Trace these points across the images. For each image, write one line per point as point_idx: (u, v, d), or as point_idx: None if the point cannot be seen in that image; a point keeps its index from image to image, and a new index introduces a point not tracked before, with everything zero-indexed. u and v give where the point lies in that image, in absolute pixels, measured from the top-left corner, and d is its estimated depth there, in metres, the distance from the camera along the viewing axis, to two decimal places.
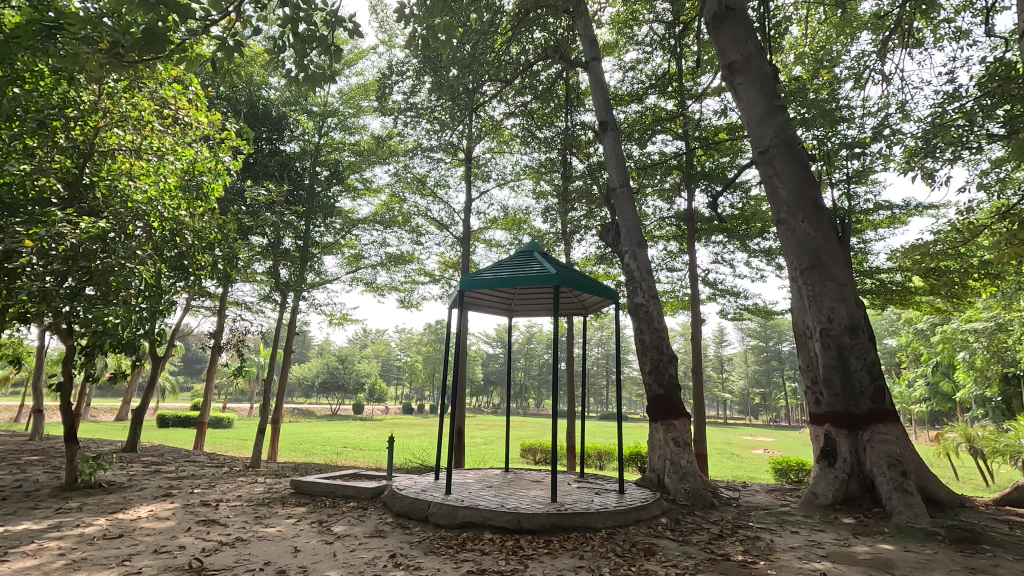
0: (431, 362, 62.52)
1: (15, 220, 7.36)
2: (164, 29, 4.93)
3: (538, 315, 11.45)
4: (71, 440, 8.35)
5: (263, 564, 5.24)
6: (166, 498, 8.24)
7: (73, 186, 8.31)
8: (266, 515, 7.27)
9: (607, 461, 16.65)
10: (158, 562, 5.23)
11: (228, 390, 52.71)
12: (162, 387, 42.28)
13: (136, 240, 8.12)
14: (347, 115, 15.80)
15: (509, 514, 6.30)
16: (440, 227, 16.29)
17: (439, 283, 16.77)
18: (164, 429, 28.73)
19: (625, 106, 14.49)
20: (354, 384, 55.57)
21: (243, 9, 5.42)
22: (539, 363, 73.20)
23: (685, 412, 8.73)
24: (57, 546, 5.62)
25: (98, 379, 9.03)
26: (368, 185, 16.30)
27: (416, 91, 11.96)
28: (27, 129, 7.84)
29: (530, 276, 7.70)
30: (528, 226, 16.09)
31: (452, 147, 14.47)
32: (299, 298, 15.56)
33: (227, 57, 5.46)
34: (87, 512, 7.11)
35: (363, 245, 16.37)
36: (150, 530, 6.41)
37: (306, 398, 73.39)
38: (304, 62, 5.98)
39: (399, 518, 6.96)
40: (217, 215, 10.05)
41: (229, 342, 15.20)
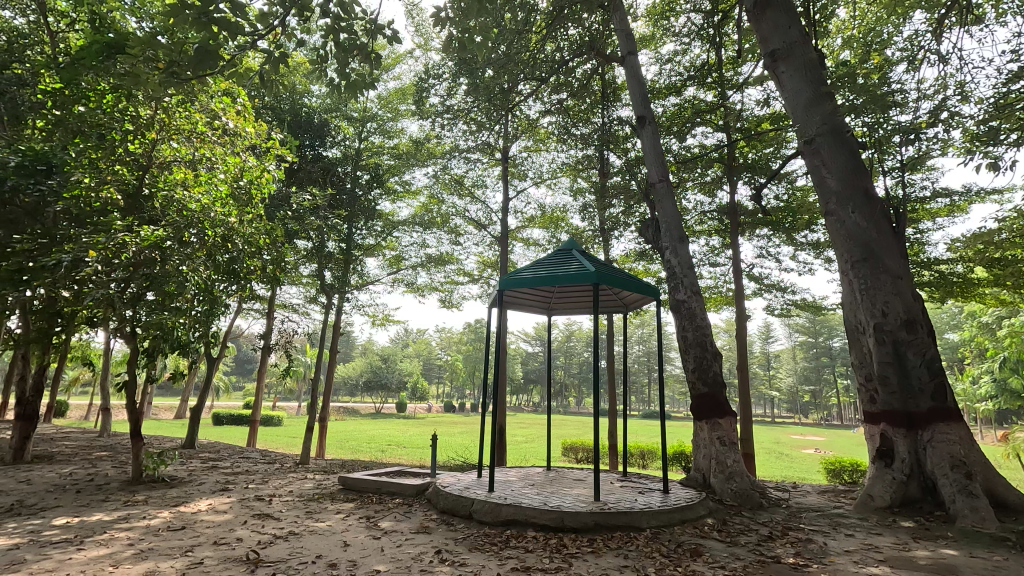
0: (471, 362, 62.86)
1: (84, 230, 8.11)
2: (216, 46, 5.19)
3: (578, 313, 11.40)
4: (137, 437, 8.84)
5: (315, 557, 5.43)
6: (224, 492, 8.65)
7: (134, 198, 8.85)
8: (316, 510, 7.52)
9: (651, 460, 16.41)
10: (219, 553, 5.49)
11: (276, 390, 54.47)
12: (216, 387, 44.28)
13: (191, 247, 8.59)
14: (386, 119, 16.11)
15: (553, 512, 6.31)
16: (478, 227, 16.39)
17: (478, 283, 16.92)
18: (217, 427, 29.95)
19: (663, 99, 14.27)
20: (396, 383, 56.77)
21: (288, 23, 5.61)
22: (580, 361, 72.55)
23: (731, 411, 8.49)
24: (127, 537, 5.97)
25: (159, 379, 9.50)
26: (407, 188, 16.57)
27: (453, 93, 11.95)
28: (92, 144, 8.50)
29: (570, 274, 7.67)
30: (566, 223, 16.04)
31: (489, 147, 14.50)
32: (343, 300, 15.97)
33: (275, 68, 5.70)
34: (152, 505, 7.52)
35: (404, 246, 16.68)
36: (210, 522, 6.73)
37: (351, 397, 75.24)
38: (346, 70, 6.15)
39: (444, 514, 7.07)
40: (265, 221, 10.30)
41: (278, 343, 15.77)
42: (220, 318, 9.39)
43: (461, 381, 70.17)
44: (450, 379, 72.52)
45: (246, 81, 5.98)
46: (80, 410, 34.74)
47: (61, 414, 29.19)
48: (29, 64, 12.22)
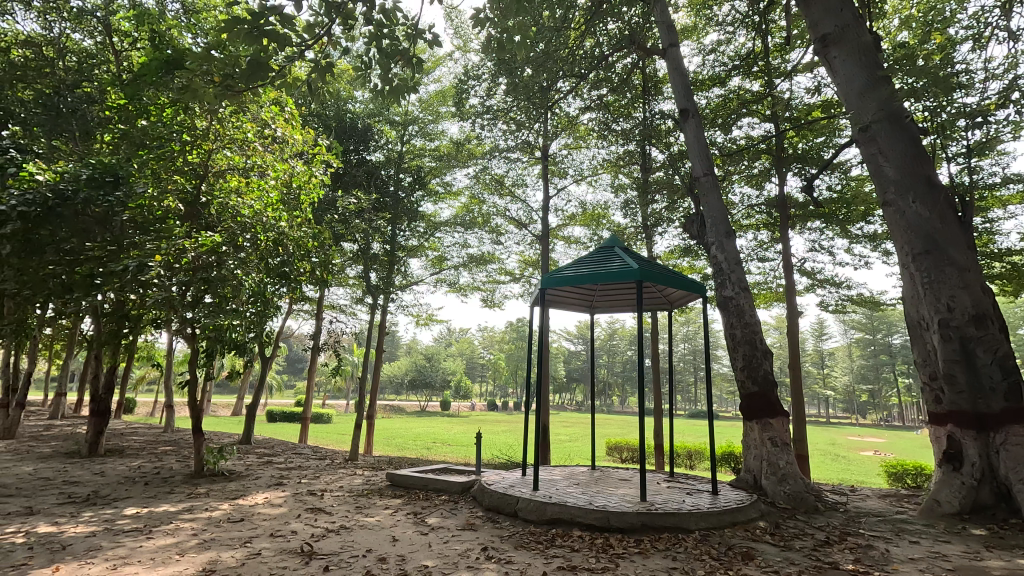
0: (514, 360, 63.06)
1: (148, 237, 8.61)
2: (266, 58, 5.41)
3: (621, 312, 11.28)
4: (199, 433, 9.31)
5: (365, 551, 5.57)
6: (279, 486, 9.00)
7: (192, 206, 9.32)
8: (366, 505, 7.73)
9: (699, 460, 16.05)
10: (275, 545, 5.71)
11: (326, 388, 56.19)
12: (270, 386, 46.07)
13: (244, 251, 8.99)
14: (427, 121, 16.35)
15: (598, 511, 6.27)
16: (519, 226, 16.42)
17: (520, 282, 16.96)
18: (271, 424, 31.17)
19: (707, 91, 13.91)
20: (441, 381, 57.58)
21: (333, 33, 5.79)
22: (623, 360, 71.64)
23: (783, 410, 8.21)
24: (191, 527, 6.30)
25: (217, 378, 9.97)
26: (448, 189, 16.77)
27: (492, 93, 11.99)
28: (154, 155, 9.02)
29: (612, 271, 7.59)
30: (608, 220, 15.87)
31: (528, 145, 14.50)
32: (388, 301, 16.32)
33: (321, 77, 5.89)
34: (213, 498, 7.91)
35: (446, 247, 16.90)
36: (266, 515, 7.02)
37: (396, 395, 76.81)
38: (389, 75, 6.27)
39: (490, 512, 7.13)
40: (313, 225, 10.65)
41: (327, 342, 16.26)
42: (273, 319, 9.77)
43: (504, 380, 70.46)
44: (493, 377, 73.06)
45: (294, 91, 6.18)
46: (146, 407, 36.85)
47: (130, 410, 31.10)
48: (97, 83, 13.06)
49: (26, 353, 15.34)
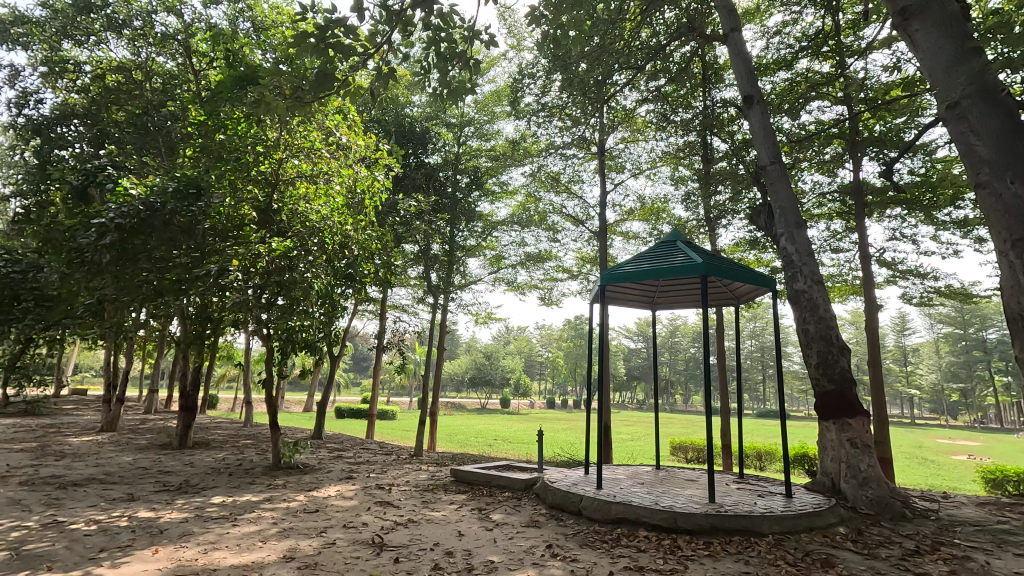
0: (573, 358, 62.68)
1: (227, 243, 9.19)
2: (332, 69, 5.68)
3: (684, 307, 10.98)
4: (275, 428, 9.83)
5: (433, 544, 5.71)
6: (349, 480, 9.37)
7: (265, 213, 9.82)
8: (432, 500, 7.92)
9: (769, 462, 15.38)
10: (348, 535, 5.96)
11: (389, 386, 57.97)
12: (337, 383, 48.02)
13: (313, 255, 9.40)
14: (483, 122, 16.50)
15: (665, 512, 6.13)
16: (576, 223, 16.29)
17: (578, 279, 16.83)
18: (340, 421, 32.51)
19: (772, 75, 13.29)
20: (500, 379, 58.06)
21: (394, 41, 5.98)
22: (686, 357, 69.66)
23: (864, 410, 7.73)
24: (271, 516, 6.68)
25: (291, 375, 10.49)
26: (505, 188, 16.88)
27: (547, 90, 11.95)
28: (231, 167, 9.61)
29: (674, 266, 7.40)
30: (668, 214, 15.46)
31: (585, 141, 14.35)
32: (448, 300, 16.63)
33: (383, 83, 6.09)
34: (290, 489, 8.34)
35: (504, 246, 17.03)
36: (339, 507, 7.33)
37: (456, 392, 78.18)
38: (447, 77, 6.38)
39: (553, 510, 7.12)
40: (376, 227, 11.00)
41: (390, 341, 16.76)
42: (340, 320, 10.17)
43: (563, 378, 70.16)
44: (552, 375, 72.97)
45: (358, 99, 6.42)
46: (227, 403, 39.32)
47: (214, 405, 33.32)
48: (179, 101, 14.07)
49: (124, 353, 16.74)
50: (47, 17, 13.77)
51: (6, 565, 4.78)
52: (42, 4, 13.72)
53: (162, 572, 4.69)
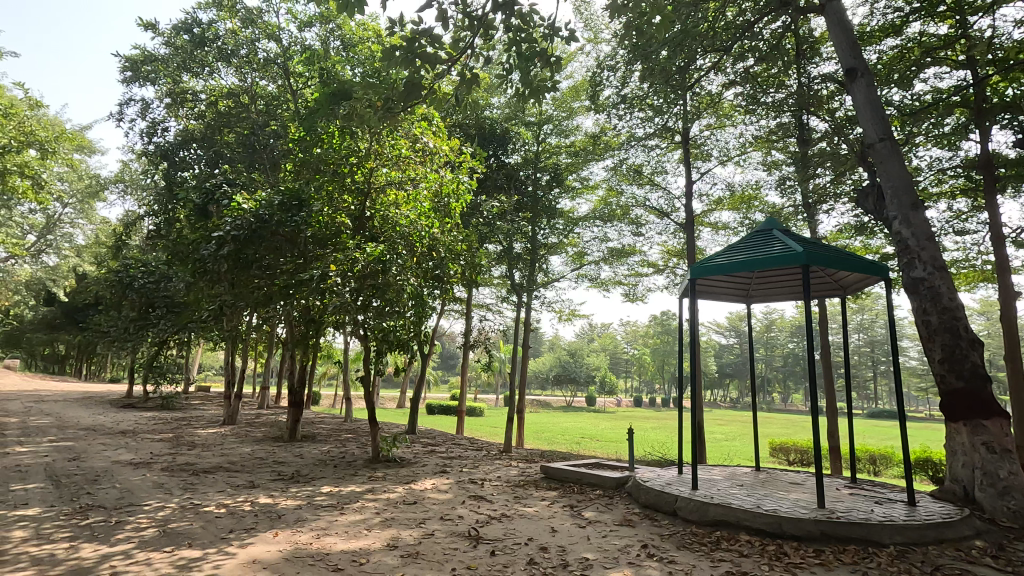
0: (660, 355, 60.88)
1: (326, 249, 9.85)
2: (419, 79, 5.95)
3: (781, 300, 10.32)
4: (374, 423, 10.40)
5: (527, 539, 5.79)
6: (443, 473, 9.72)
7: (360, 220, 10.34)
8: (523, 495, 8.03)
9: (885, 466, 14.11)
10: (446, 527, 6.19)
11: (476, 383, 59.30)
12: (427, 381, 49.88)
13: (403, 258, 9.81)
14: (561, 118, 16.45)
15: (769, 515, 5.81)
16: (660, 215, 15.81)
17: (664, 273, 16.33)
18: (431, 417, 33.73)
19: (877, 44, 12.14)
20: (585, 377, 57.61)
21: (478, 45, 6.13)
22: (784, 353, 65.40)
23: (1001, 411, 6.89)
24: (374, 506, 7.08)
25: (386, 373, 11.03)
26: (585, 183, 16.73)
27: (627, 81, 11.66)
28: (328, 179, 10.28)
29: (772, 256, 6.97)
30: (760, 202, 14.60)
31: (668, 130, 13.87)
32: (532, 298, 16.77)
33: (467, 87, 6.26)
34: (389, 481, 8.79)
35: (586, 242, 16.90)
36: (435, 499, 7.63)
37: (541, 390, 78.56)
38: (528, 77, 6.42)
39: (647, 509, 6.97)
40: (461, 229, 11.28)
41: (477, 340, 17.15)
42: (429, 319, 10.56)
43: (651, 375, 68.33)
44: (638, 372, 71.40)
45: (443, 105, 6.64)
46: (329, 399, 42.08)
47: (317, 401, 35.82)
48: (280, 121, 15.24)
49: (241, 353, 18.41)
50: (169, 54, 15.40)
51: (155, 541, 5.43)
52: (165, 43, 15.35)
53: (283, 554, 5.12)
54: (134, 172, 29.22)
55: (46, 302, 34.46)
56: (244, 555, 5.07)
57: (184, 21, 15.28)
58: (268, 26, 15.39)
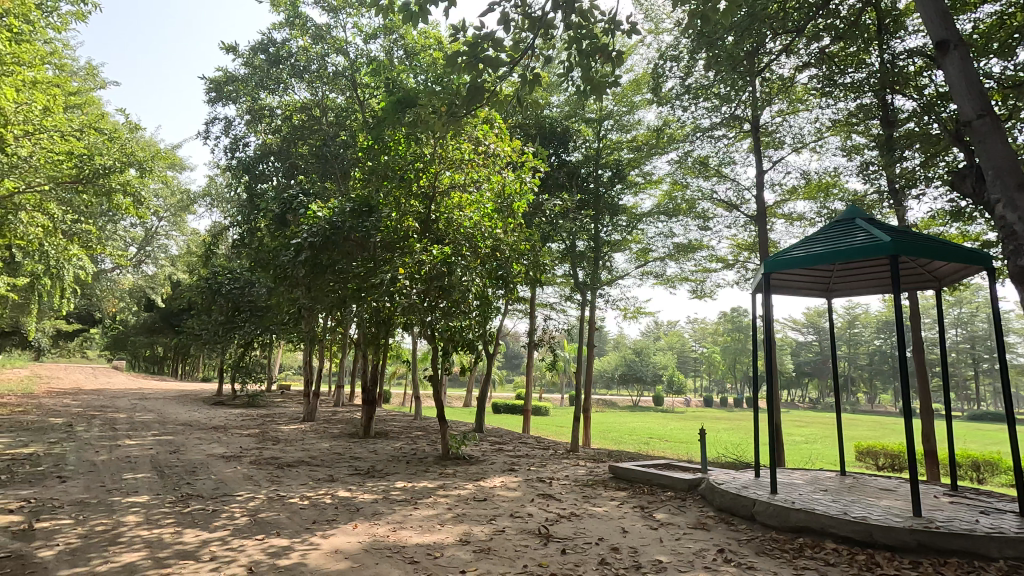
0: (731, 353, 58.57)
1: (394, 253, 10.20)
2: (482, 82, 6.05)
3: (866, 293, 9.66)
4: (443, 421, 10.63)
5: (598, 539, 5.74)
6: (512, 471, 9.82)
7: (426, 224, 10.61)
8: (592, 495, 7.97)
9: (991, 473, 12.89)
10: (516, 524, 6.25)
11: (540, 382, 59.46)
12: (492, 380, 50.56)
13: (468, 259, 9.99)
14: (622, 113, 16.22)
15: (857, 523, 5.46)
16: (729, 208, 15.22)
17: (734, 268, 15.70)
18: (498, 415, 34.14)
19: (972, 12, 11.12)
20: (651, 376, 56.38)
21: (538, 45, 6.16)
22: (869, 350, 61.14)
23: None
24: (446, 502, 7.26)
25: (453, 373, 11.27)
26: (649, 178, 16.38)
27: (692, 71, 11.29)
28: (395, 185, 10.63)
29: (855, 248, 6.55)
30: (839, 189, 13.73)
31: (736, 119, 13.32)
32: (596, 297, 16.62)
33: (528, 87, 6.29)
34: (459, 478, 8.98)
35: (650, 238, 16.56)
36: (505, 496, 7.72)
37: (607, 389, 77.56)
38: (589, 73, 6.36)
39: (723, 513, 6.73)
40: (524, 229, 11.33)
41: (541, 340, 17.19)
42: (493, 319, 10.70)
43: (721, 375, 65.85)
44: (707, 371, 69.02)
45: (505, 107, 6.72)
46: (399, 398, 43.54)
47: (388, 400, 37.14)
48: (349, 131, 15.94)
49: (317, 354, 19.38)
50: (248, 74, 16.47)
51: (247, 529, 5.83)
52: (245, 64, 16.45)
53: (362, 545, 5.36)
54: (220, 186, 31.45)
55: (147, 308, 37.77)
56: (327, 545, 5.35)
57: (261, 42, 16.35)
58: (337, 41, 16.15)
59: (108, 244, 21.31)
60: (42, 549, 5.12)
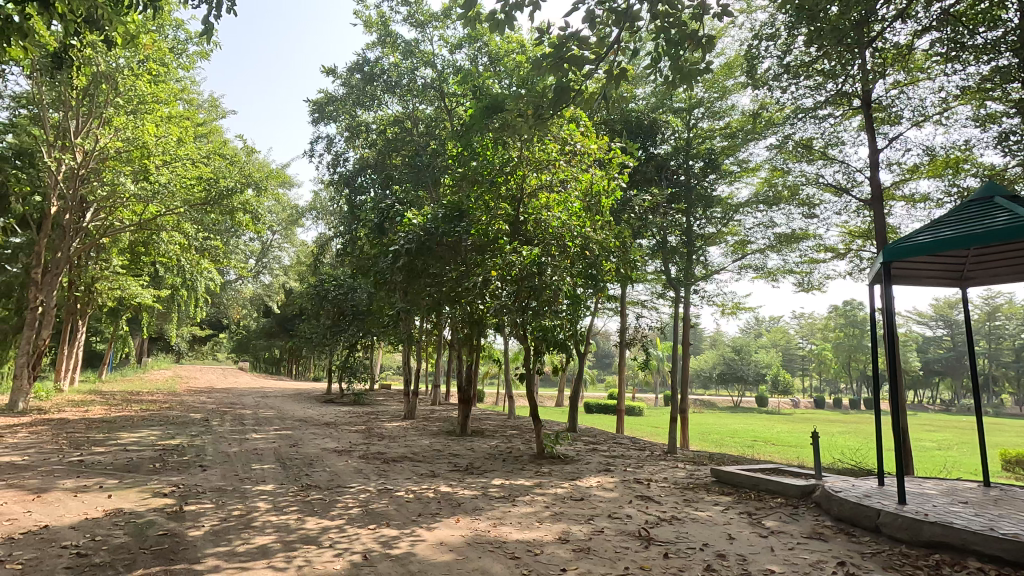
0: (845, 350, 53.80)
1: (486, 256, 10.44)
2: (568, 82, 6.09)
3: (1011, 281, 8.51)
4: (537, 421, 10.71)
5: (702, 545, 5.54)
6: (608, 472, 9.71)
7: (515, 225, 10.71)
8: (694, 499, 7.67)
9: None
10: (615, 525, 6.18)
11: (633, 382, 58.16)
12: (585, 380, 50.21)
13: (557, 258, 10.00)
14: (713, 100, 15.50)
15: (1008, 541, 4.83)
16: (838, 192, 14.02)
17: (846, 258, 14.44)
18: (592, 415, 33.81)
19: None
20: (754, 375, 53.21)
21: (624, 39, 6.09)
22: (1016, 346, 53.55)
23: None
24: (543, 500, 7.33)
25: (546, 373, 11.32)
26: (744, 166, 15.51)
27: (791, 48, 10.54)
28: (485, 189, 10.89)
29: (993, 231, 5.83)
30: (972, 164, 12.17)
31: (844, 95, 12.23)
32: (690, 293, 15.99)
33: (615, 82, 6.23)
34: (555, 477, 9.03)
35: (748, 229, 15.67)
36: (602, 497, 7.65)
37: (705, 389, 74.23)
38: (678, 62, 6.16)
39: (841, 523, 6.22)
40: (613, 226, 11.14)
41: (633, 338, 16.82)
42: (584, 318, 10.63)
43: (834, 374, 60.69)
44: (818, 370, 63.82)
45: (591, 104, 6.69)
46: (493, 397, 44.42)
47: (483, 399, 38.04)
48: (439, 140, 16.58)
49: (415, 355, 20.28)
50: (346, 93, 17.59)
51: (361, 518, 6.26)
52: (343, 84, 17.60)
53: (464, 539, 5.56)
54: (323, 200, 33.84)
55: (266, 313, 41.56)
56: (432, 537, 5.60)
57: (356, 62, 17.41)
58: (425, 54, 16.83)
59: (233, 257, 23.74)
60: (191, 529, 5.82)
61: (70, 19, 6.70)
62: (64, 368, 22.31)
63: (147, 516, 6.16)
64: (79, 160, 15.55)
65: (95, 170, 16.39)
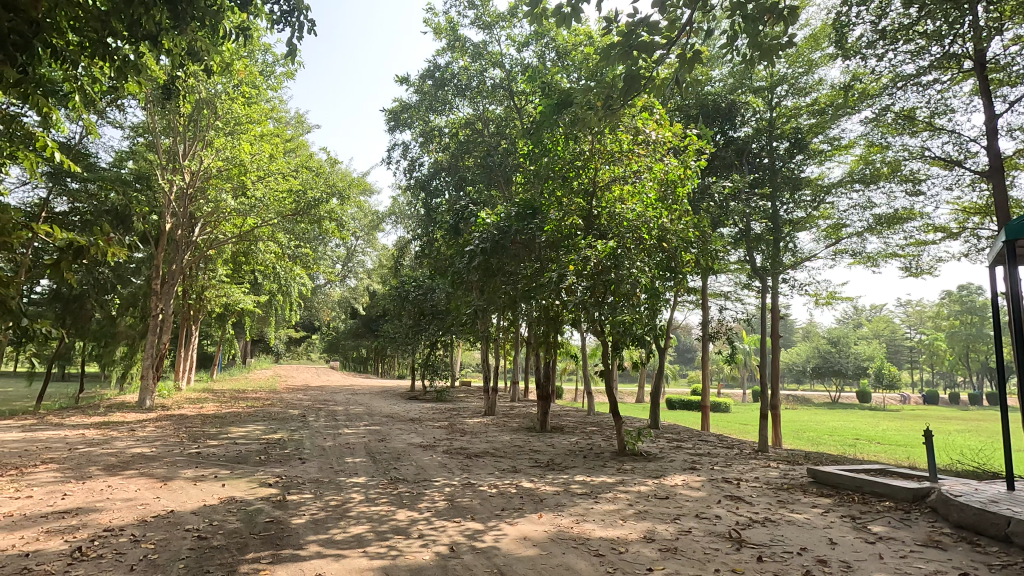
0: (962, 340, 48.51)
1: (560, 252, 10.40)
2: (637, 70, 5.96)
3: None
4: (618, 418, 10.49)
5: (800, 549, 5.21)
6: (694, 470, 9.37)
7: (589, 219, 10.54)
8: (790, 501, 7.23)
9: None
10: (703, 526, 5.95)
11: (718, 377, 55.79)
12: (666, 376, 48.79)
13: (633, 251, 9.80)
14: (799, 75, 14.52)
15: None
16: (949, 165, 12.64)
17: (960, 238, 13.02)
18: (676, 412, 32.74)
19: None
20: (854, 368, 49.34)
21: (695, 20, 5.86)
22: None
23: None
24: (626, 498, 7.19)
25: (626, 369, 11.04)
26: (836, 144, 14.37)
27: (886, 11, 9.65)
28: (556, 185, 10.84)
29: None
30: None
31: (952, 58, 10.99)
32: (778, 282, 15.05)
33: (689, 66, 5.99)
34: (637, 474, 8.84)
35: (843, 212, 14.52)
36: (689, 496, 7.39)
37: (799, 384, 69.79)
38: (757, 38, 5.84)
39: (962, 531, 5.63)
40: (690, 215, 10.75)
41: (717, 331, 16.08)
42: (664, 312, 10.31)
43: (950, 366, 54.94)
44: (931, 362, 58.00)
45: (664, 90, 6.48)
46: (572, 394, 44.21)
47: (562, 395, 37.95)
48: (511, 138, 16.71)
49: (494, 353, 20.58)
50: (419, 100, 18.12)
51: (446, 511, 6.46)
52: (416, 91, 18.13)
53: (548, 534, 5.58)
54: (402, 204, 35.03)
55: (352, 315, 43.81)
56: (515, 531, 5.67)
57: (428, 69, 17.86)
58: (492, 55, 17.01)
59: (321, 263, 25.25)
60: (294, 517, 6.27)
61: (174, 53, 7.38)
62: (182, 368, 24.72)
63: (256, 504, 6.72)
64: (187, 180, 17.20)
65: (200, 188, 17.99)
